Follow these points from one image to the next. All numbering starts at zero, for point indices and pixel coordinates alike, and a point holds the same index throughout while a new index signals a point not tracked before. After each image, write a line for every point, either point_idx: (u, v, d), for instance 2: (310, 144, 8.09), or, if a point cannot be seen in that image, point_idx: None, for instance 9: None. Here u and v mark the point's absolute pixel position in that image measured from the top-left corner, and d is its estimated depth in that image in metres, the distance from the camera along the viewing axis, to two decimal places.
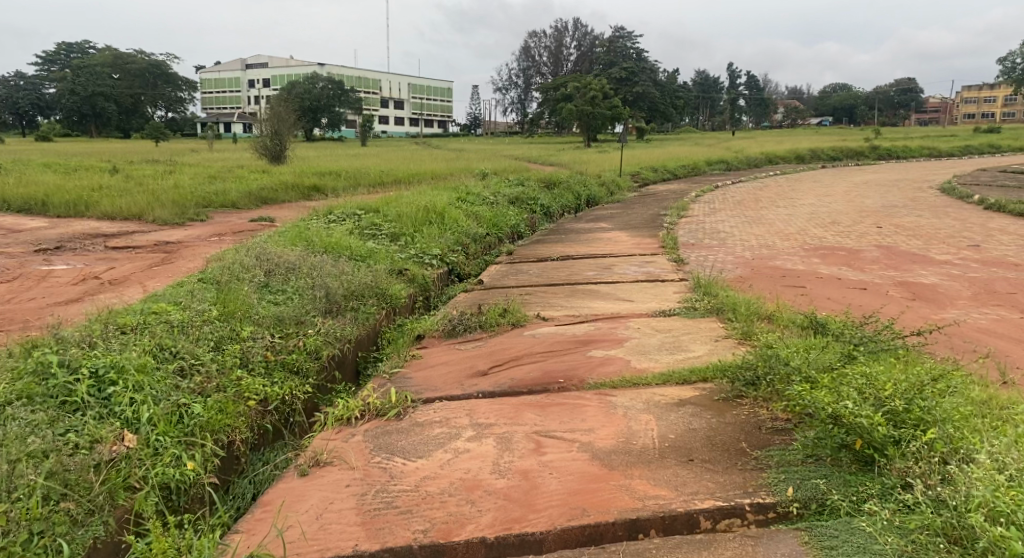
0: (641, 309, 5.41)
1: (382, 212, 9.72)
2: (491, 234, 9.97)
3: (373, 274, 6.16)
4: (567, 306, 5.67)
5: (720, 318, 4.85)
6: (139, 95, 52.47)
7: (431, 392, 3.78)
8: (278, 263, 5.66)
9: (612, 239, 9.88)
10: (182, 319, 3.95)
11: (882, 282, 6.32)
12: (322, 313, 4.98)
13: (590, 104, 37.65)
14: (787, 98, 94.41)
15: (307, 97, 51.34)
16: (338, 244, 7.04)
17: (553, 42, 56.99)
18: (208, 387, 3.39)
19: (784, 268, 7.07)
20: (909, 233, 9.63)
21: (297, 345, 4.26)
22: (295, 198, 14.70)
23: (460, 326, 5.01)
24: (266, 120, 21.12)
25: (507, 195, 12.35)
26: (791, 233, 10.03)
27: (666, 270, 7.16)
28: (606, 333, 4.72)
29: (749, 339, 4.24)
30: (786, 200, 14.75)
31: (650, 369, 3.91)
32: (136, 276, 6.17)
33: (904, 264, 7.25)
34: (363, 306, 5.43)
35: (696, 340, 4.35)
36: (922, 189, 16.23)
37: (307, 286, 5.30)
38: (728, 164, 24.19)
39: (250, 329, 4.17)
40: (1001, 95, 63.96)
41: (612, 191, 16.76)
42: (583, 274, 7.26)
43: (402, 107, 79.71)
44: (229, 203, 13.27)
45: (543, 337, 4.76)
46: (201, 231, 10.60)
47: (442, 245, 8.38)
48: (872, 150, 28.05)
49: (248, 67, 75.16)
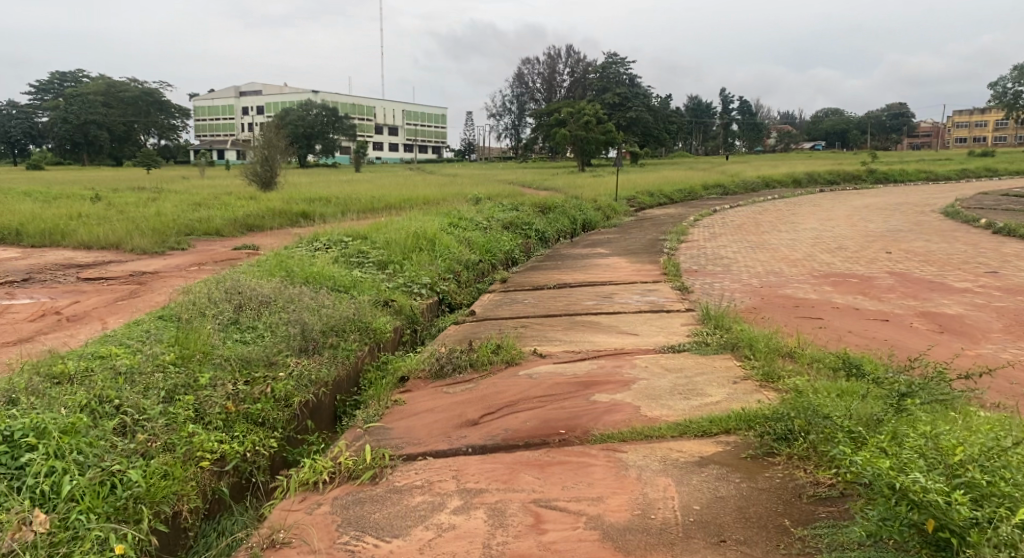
0: (647, 344, 4.97)
1: (370, 238, 9.30)
2: (484, 260, 9.54)
3: (356, 306, 5.70)
4: (566, 340, 5.21)
5: (737, 357, 4.39)
6: (132, 121, 52.36)
7: (413, 448, 3.31)
8: (250, 295, 5.21)
9: (611, 265, 9.47)
10: (131, 365, 3.46)
11: (902, 312, 5.91)
12: (295, 354, 4.51)
13: (584, 130, 37.57)
14: (778, 123, 95.23)
15: (301, 124, 51.30)
16: (321, 274, 6.60)
17: (546, 69, 57.22)
18: (152, 447, 2.92)
19: (796, 297, 6.66)
20: (919, 259, 9.25)
21: (265, 392, 3.78)
22: (282, 225, 14.28)
23: (448, 366, 4.53)
24: (257, 146, 20.80)
25: (501, 220, 11.97)
26: (796, 259, 9.65)
27: (670, 299, 6.74)
28: (610, 374, 4.25)
29: (775, 382, 3.78)
30: (787, 224, 14.41)
31: (663, 417, 3.45)
32: (97, 312, 5.72)
33: (922, 293, 6.85)
34: (343, 342, 4.97)
35: (712, 384, 3.90)
36: (924, 213, 15.93)
37: (281, 322, 4.85)
38: (725, 188, 23.94)
39: (210, 374, 3.69)
40: (991, 120, 64.41)
41: (607, 215, 16.40)
42: (582, 304, 6.82)
43: (396, 133, 79.82)
44: (213, 230, 12.85)
45: (540, 377, 4.30)
46: (181, 260, 10.17)
47: (432, 274, 7.94)
48: (868, 175, 27.88)
49: (242, 95, 75.39)
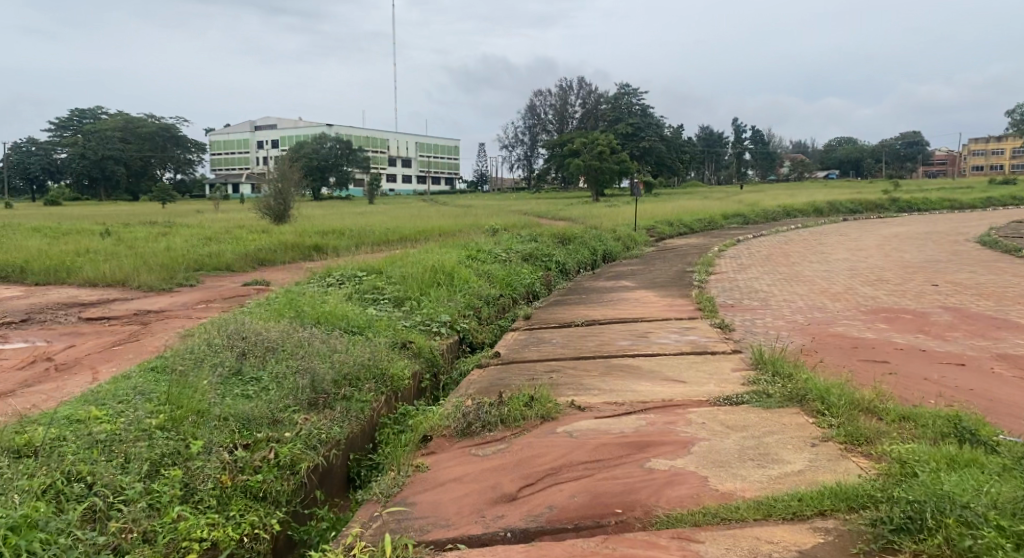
0: (699, 394, 4.40)
1: (385, 273, 8.85)
2: (505, 294, 9.03)
3: (371, 349, 5.20)
4: (605, 389, 4.65)
5: (808, 413, 3.81)
6: (148, 157, 52.91)
7: (441, 532, 2.78)
8: (255, 341, 4.76)
9: (640, 300, 8.92)
10: (111, 430, 3.00)
11: (977, 353, 5.32)
12: (303, 411, 4.03)
13: (597, 159, 37.38)
14: (791, 152, 94.96)
15: (316, 158, 51.60)
16: (334, 313, 6.11)
17: (558, 101, 57.48)
18: (126, 539, 2.42)
19: (851, 337, 6.08)
20: (972, 292, 8.62)
21: (267, 458, 3.29)
22: (294, 259, 13.89)
23: (475, 423, 3.97)
24: (270, 179, 20.64)
25: (520, 252, 11.50)
26: (838, 293, 9.06)
27: (713, 339, 6.19)
28: (663, 433, 3.69)
29: (864, 447, 3.21)
30: (818, 254, 13.84)
31: (740, 492, 2.88)
32: (90, 359, 5.26)
33: (989, 331, 6.23)
34: (357, 393, 4.47)
35: (786, 448, 3.33)
36: (959, 242, 15.32)
37: (288, 373, 4.38)
38: (745, 217, 23.41)
39: (204, 438, 3.22)
40: (1008, 148, 63.67)
41: (628, 246, 15.90)
42: (615, 344, 6.26)
43: (410, 165, 80.30)
44: (223, 265, 12.50)
45: (581, 436, 3.74)
46: (189, 297, 9.77)
47: (451, 310, 7.44)
48: (891, 204, 27.26)
49: (258, 130, 76.41)
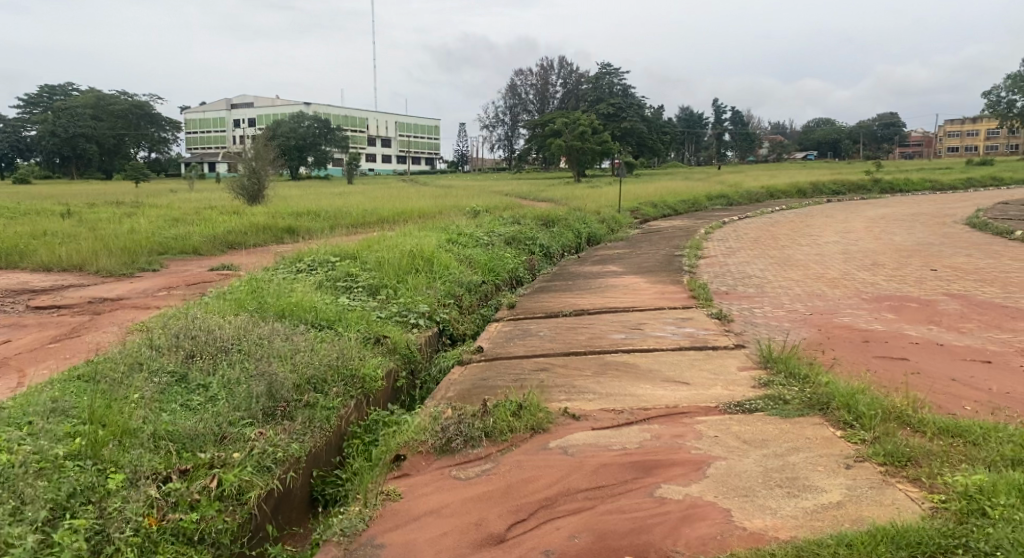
0: (706, 399, 3.93)
1: (359, 258, 8.29)
2: (487, 281, 8.52)
3: (340, 346, 4.65)
4: (601, 393, 4.15)
5: (834, 424, 3.35)
6: (121, 134, 51.35)
7: None
8: (205, 340, 4.21)
9: (629, 286, 8.46)
10: (7, 463, 2.54)
11: (999, 345, 4.91)
12: (258, 424, 3.52)
13: (579, 139, 36.84)
14: (771, 134, 95.06)
15: (293, 136, 50.39)
16: (300, 304, 5.56)
17: (539, 79, 56.64)
18: None
19: (859, 328, 5.65)
20: (974, 277, 8.25)
21: (207, 489, 2.81)
22: (266, 241, 13.22)
23: (456, 438, 3.46)
24: (242, 158, 19.82)
25: (502, 235, 10.98)
26: (835, 278, 8.66)
27: (712, 332, 5.73)
28: (671, 450, 3.22)
29: (908, 469, 2.76)
30: (807, 237, 13.47)
31: (773, 533, 2.42)
32: (23, 357, 4.70)
33: (1005, 320, 5.81)
34: (322, 399, 3.95)
35: (818, 471, 2.86)
36: (948, 223, 15.04)
37: (241, 378, 3.85)
38: (730, 199, 23.02)
39: (128, 467, 2.75)
40: (984, 128, 64.18)
41: (613, 228, 15.44)
42: (607, 337, 5.76)
43: (390, 145, 78.95)
44: (190, 247, 11.84)
45: (577, 454, 3.25)
46: (151, 284, 9.14)
47: (430, 299, 6.91)
48: (874, 185, 27.06)
49: (234, 108, 74.64)
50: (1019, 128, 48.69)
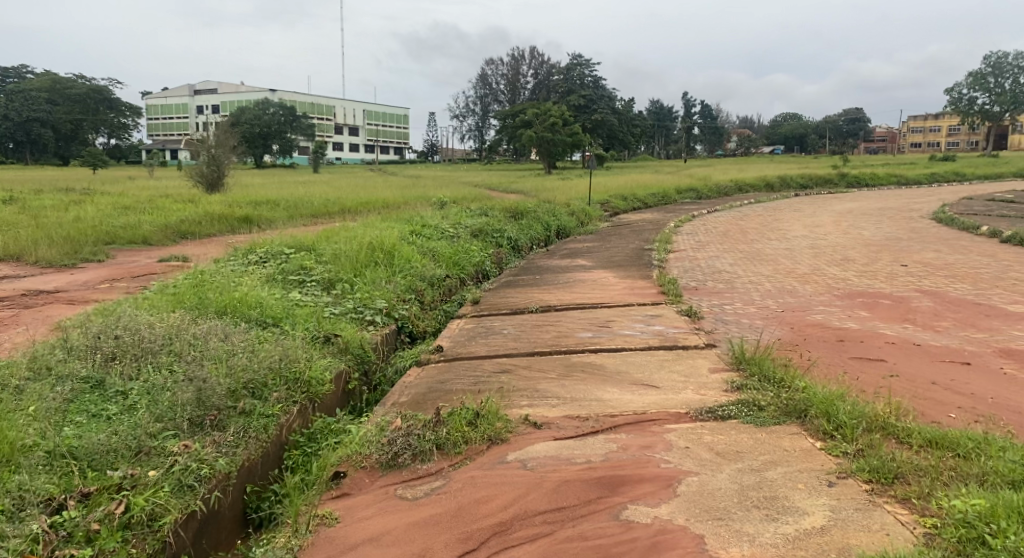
0: (676, 405, 3.67)
1: (316, 250, 7.88)
2: (452, 275, 8.17)
3: (284, 347, 4.27)
4: (565, 398, 3.87)
5: (813, 434, 3.11)
6: (79, 119, 49.51)
7: None
8: (129, 341, 3.81)
9: (598, 281, 8.19)
10: None
11: (976, 346, 4.75)
12: (183, 436, 3.15)
13: (550, 130, 36.56)
14: (739, 128, 96.08)
15: (258, 123, 49.09)
16: (244, 300, 5.15)
17: (510, 70, 56.13)
18: None
19: (833, 327, 5.47)
20: (944, 273, 8.17)
21: (109, 519, 2.46)
22: (222, 231, 12.65)
23: (404, 452, 3.14)
24: (201, 144, 19.07)
25: (468, 227, 10.63)
26: (805, 274, 8.51)
27: (683, 330, 5.48)
28: (638, 464, 2.95)
29: (896, 488, 2.52)
30: (776, 231, 13.39)
31: None
32: None
33: (979, 319, 5.68)
34: (260, 406, 3.57)
35: (798, 489, 2.61)
36: (914, 219, 15.14)
37: (167, 384, 3.46)
38: (699, 192, 22.97)
39: (11, 497, 2.42)
40: (945, 125, 65.73)
41: (582, 221, 15.19)
42: (573, 336, 5.48)
43: (358, 134, 77.64)
44: (140, 237, 11.26)
45: (538, 468, 2.95)
46: (92, 275, 8.58)
47: (389, 295, 6.55)
48: (840, 179, 27.32)
49: (197, 93, 72.62)
50: (979, 126, 49.97)
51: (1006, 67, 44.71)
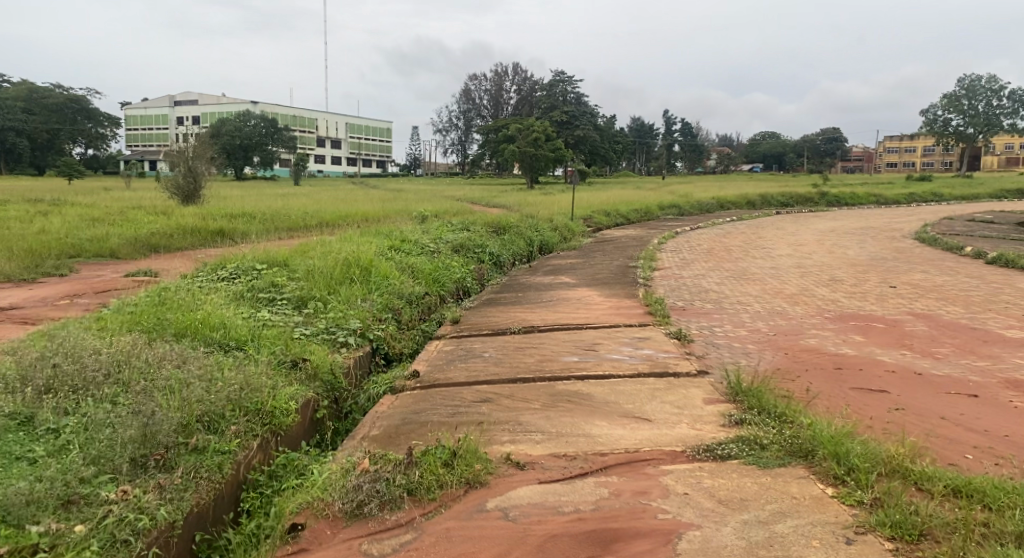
0: (671, 442, 3.38)
1: (289, 266, 7.52)
2: (431, 293, 7.84)
3: (245, 373, 3.89)
4: (549, 433, 3.55)
5: (823, 479, 2.83)
6: (54, 129, 48.57)
7: None
8: (68, 371, 3.45)
9: (582, 300, 7.91)
10: None
11: (980, 374, 4.54)
12: (122, 479, 2.79)
13: (533, 146, 36.38)
14: (719, 146, 97.14)
15: (239, 134, 48.49)
16: (206, 322, 4.78)
17: (494, 85, 56.17)
18: None
19: (829, 353, 5.23)
20: (935, 295, 8.01)
21: None
22: (195, 244, 12.21)
23: (371, 501, 2.80)
24: (178, 156, 18.57)
25: (449, 242, 10.32)
26: (794, 294, 8.31)
27: (673, 355, 5.20)
28: (633, 513, 2.65)
29: (924, 548, 2.25)
30: (760, 249, 13.24)
31: None
32: None
33: (977, 345, 5.49)
34: (215, 442, 3.20)
35: (813, 547, 2.33)
36: (896, 238, 15.12)
37: (108, 420, 3.09)
38: (681, 210, 22.89)
39: None
40: (920, 146, 67.02)
41: (565, 237, 14.95)
42: (558, 360, 5.17)
43: (340, 147, 77.11)
44: (107, 250, 10.80)
45: (520, 520, 2.63)
46: (51, 291, 8.13)
47: (364, 314, 6.20)
48: (820, 198, 27.48)
49: (177, 105, 71.82)
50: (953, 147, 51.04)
51: (980, 90, 45.75)
